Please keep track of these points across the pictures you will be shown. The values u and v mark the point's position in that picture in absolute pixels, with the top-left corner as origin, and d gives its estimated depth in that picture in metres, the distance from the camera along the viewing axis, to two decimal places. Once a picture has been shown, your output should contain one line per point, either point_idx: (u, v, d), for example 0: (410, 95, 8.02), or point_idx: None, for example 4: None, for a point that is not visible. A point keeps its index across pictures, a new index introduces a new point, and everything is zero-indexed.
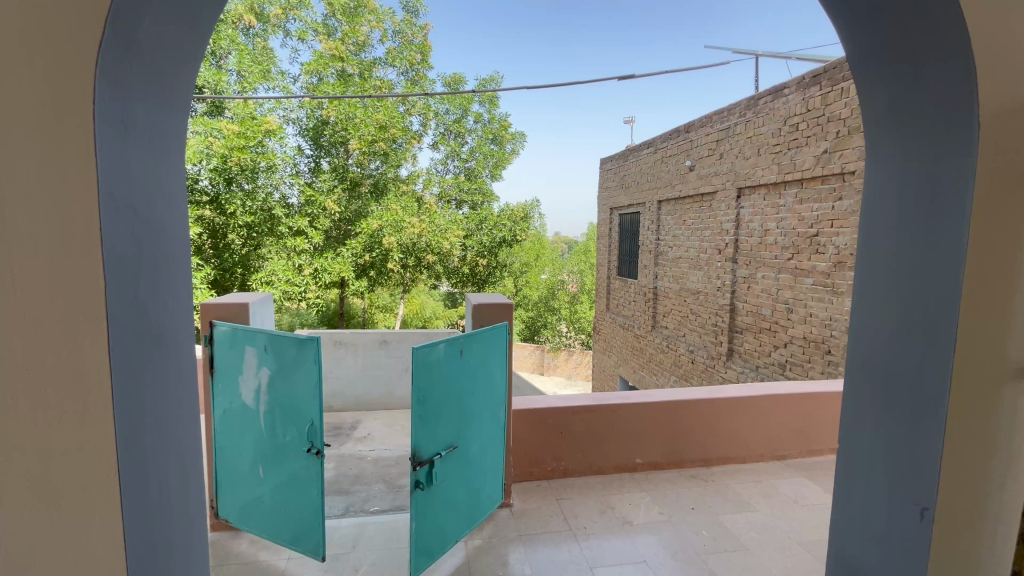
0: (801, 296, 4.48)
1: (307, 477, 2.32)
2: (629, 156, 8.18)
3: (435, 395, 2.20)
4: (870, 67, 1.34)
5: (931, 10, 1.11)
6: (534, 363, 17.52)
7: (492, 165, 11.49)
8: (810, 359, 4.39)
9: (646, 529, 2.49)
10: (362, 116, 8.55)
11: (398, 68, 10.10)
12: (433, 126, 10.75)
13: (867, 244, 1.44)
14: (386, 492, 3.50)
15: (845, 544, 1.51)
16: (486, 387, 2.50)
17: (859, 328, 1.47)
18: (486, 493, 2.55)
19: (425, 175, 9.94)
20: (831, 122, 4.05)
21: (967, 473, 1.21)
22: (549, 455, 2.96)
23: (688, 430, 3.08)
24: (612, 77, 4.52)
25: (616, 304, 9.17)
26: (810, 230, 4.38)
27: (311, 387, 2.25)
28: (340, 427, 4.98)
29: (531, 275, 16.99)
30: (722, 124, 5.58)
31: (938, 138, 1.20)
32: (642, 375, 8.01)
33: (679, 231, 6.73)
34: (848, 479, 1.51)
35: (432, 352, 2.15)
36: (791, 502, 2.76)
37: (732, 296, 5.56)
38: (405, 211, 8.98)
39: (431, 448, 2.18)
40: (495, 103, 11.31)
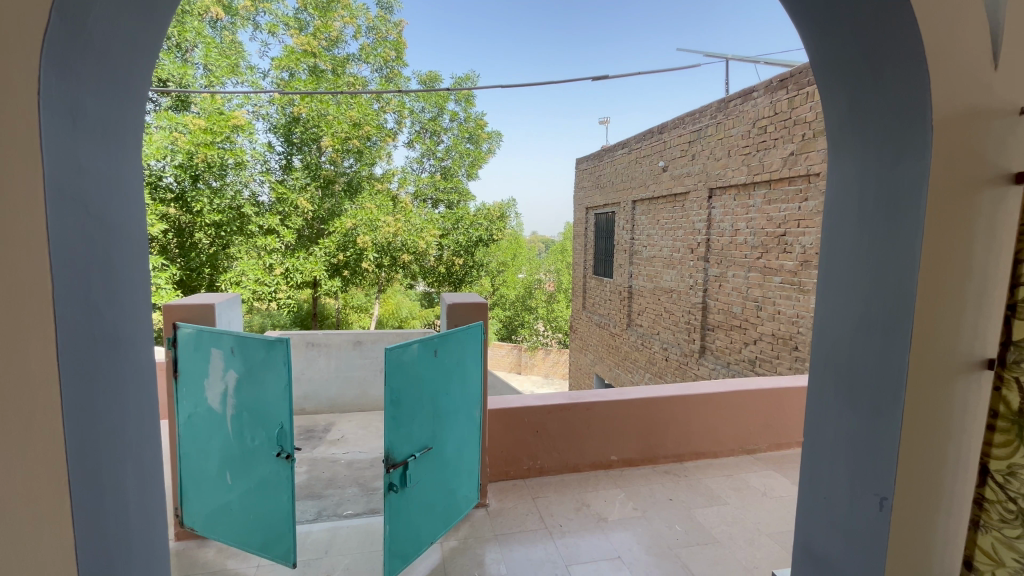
0: (770, 294, 4.60)
1: (276, 482, 2.25)
2: (604, 156, 8.27)
3: (409, 396, 2.17)
4: (831, 71, 1.38)
5: (888, 16, 1.15)
6: (511, 363, 17.56)
7: (468, 164, 11.45)
8: (778, 355, 4.52)
9: (621, 525, 2.52)
10: (335, 113, 8.40)
11: (372, 65, 9.98)
12: (408, 124, 10.66)
13: (830, 242, 1.48)
14: (360, 495, 3.44)
15: (810, 534, 1.55)
16: (461, 387, 2.49)
17: (823, 324, 1.51)
18: (462, 494, 2.53)
19: (400, 173, 9.87)
20: (798, 125, 4.18)
21: (923, 461, 1.26)
22: (524, 455, 2.96)
23: (662, 427, 3.13)
24: (587, 78, 4.56)
25: (592, 303, 9.27)
26: (778, 230, 4.50)
27: (280, 390, 2.19)
28: (312, 429, 4.88)
29: (509, 274, 17.04)
30: (694, 126, 5.70)
31: (895, 141, 1.25)
32: (618, 373, 8.11)
33: (653, 230, 6.84)
34: (813, 471, 1.55)
35: (405, 352, 2.12)
36: (761, 494, 2.84)
37: (704, 295, 5.68)
38: (380, 210, 8.86)
39: (404, 450, 2.15)
40: (470, 102, 11.28)
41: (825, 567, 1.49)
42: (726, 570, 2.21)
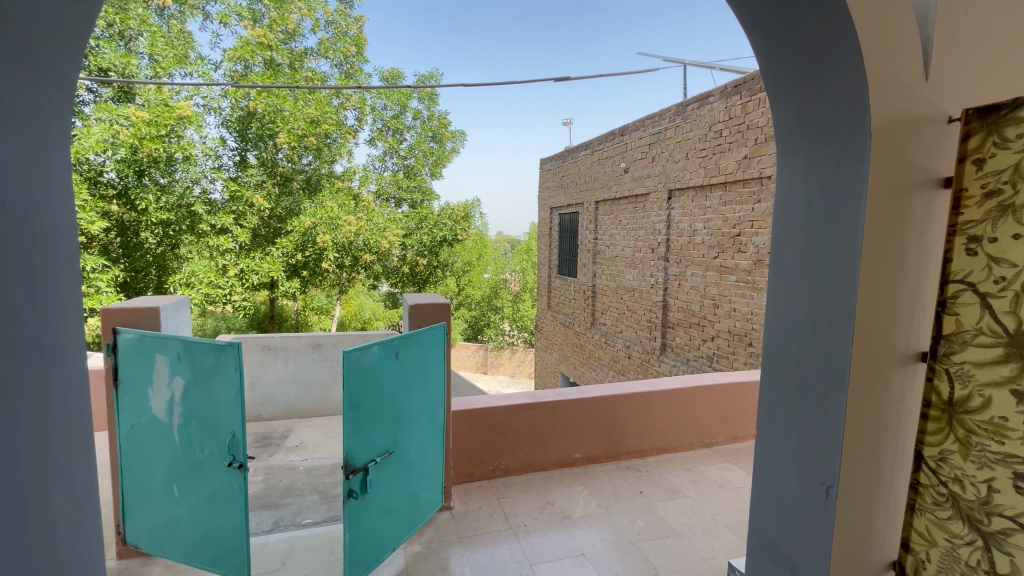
0: (726, 292, 4.77)
1: (228, 494, 2.15)
2: (567, 157, 8.36)
3: (369, 399, 2.11)
4: (779, 79, 1.44)
5: (831, 26, 1.20)
6: (478, 363, 17.52)
7: (431, 163, 11.34)
8: (733, 351, 4.68)
9: (585, 522, 2.55)
10: (292, 109, 8.12)
11: (331, 60, 9.76)
12: (370, 121, 10.51)
13: (780, 241, 1.54)
14: (320, 503, 3.34)
15: (763, 525, 1.61)
16: (423, 389, 2.45)
17: (773, 321, 1.57)
18: (425, 497, 2.49)
19: (361, 172, 9.87)
20: (751, 129, 4.35)
21: (865, 450, 1.33)
22: (489, 455, 2.95)
23: (624, 423, 3.19)
24: (549, 78, 4.60)
25: (557, 302, 9.36)
26: (733, 230, 4.66)
27: (232, 397, 2.09)
28: (269, 436, 4.70)
29: (475, 274, 16.96)
30: (654, 129, 5.83)
31: (838, 146, 1.31)
32: (582, 371, 8.20)
33: (616, 231, 6.97)
34: (765, 463, 1.61)
35: (364, 355, 2.07)
36: (718, 486, 2.93)
37: (664, 294, 5.83)
38: (340, 209, 8.65)
39: (364, 455, 2.10)
40: (434, 100, 11.19)
41: (777, 556, 1.54)
42: (685, 561, 2.27)
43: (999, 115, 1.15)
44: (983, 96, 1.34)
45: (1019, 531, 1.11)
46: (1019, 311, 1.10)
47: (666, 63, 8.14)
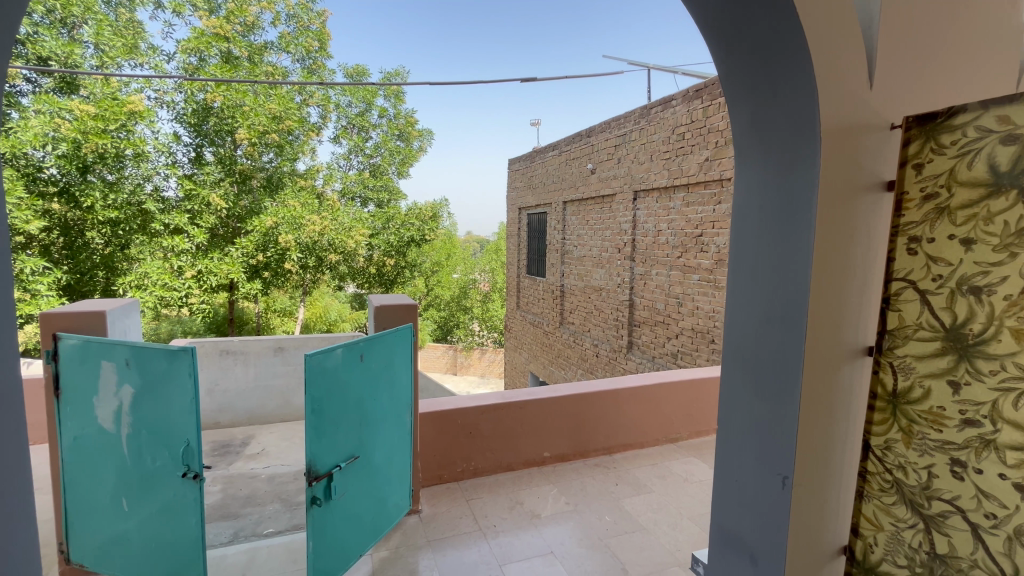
0: (689, 291, 4.90)
1: (182, 505, 2.05)
2: (535, 158, 8.41)
3: (332, 404, 2.05)
4: (736, 84, 1.48)
5: (784, 34, 1.25)
6: (447, 364, 17.40)
7: (398, 161, 11.20)
8: (697, 348, 4.81)
9: (554, 520, 2.56)
10: (252, 104, 7.83)
11: (293, 55, 9.53)
12: (334, 118, 10.29)
13: (737, 242, 1.59)
14: (283, 511, 3.23)
15: (723, 517, 1.65)
16: (390, 392, 2.41)
17: (731, 318, 1.62)
18: (392, 501, 2.45)
19: (326, 170, 9.65)
20: (711, 133, 4.48)
21: (817, 440, 1.39)
22: (458, 457, 2.92)
23: (592, 420, 3.22)
24: (515, 78, 4.63)
25: (526, 302, 9.39)
26: (695, 230, 4.79)
27: (186, 405, 2.00)
28: (228, 444, 4.52)
29: (443, 274, 16.87)
30: (620, 131, 5.93)
31: (791, 150, 1.36)
32: (551, 370, 8.26)
33: (583, 231, 7.05)
34: (724, 456, 1.65)
35: (328, 358, 2.01)
36: (683, 480, 3.00)
37: (631, 293, 5.94)
38: (304, 208, 8.42)
39: (328, 460, 2.04)
40: (400, 98, 11.05)
41: (738, 546, 1.59)
42: (652, 555, 2.32)
43: (936, 122, 1.22)
44: (921, 107, 1.42)
45: (956, 513, 1.19)
46: (955, 307, 1.18)
47: (630, 67, 8.30)
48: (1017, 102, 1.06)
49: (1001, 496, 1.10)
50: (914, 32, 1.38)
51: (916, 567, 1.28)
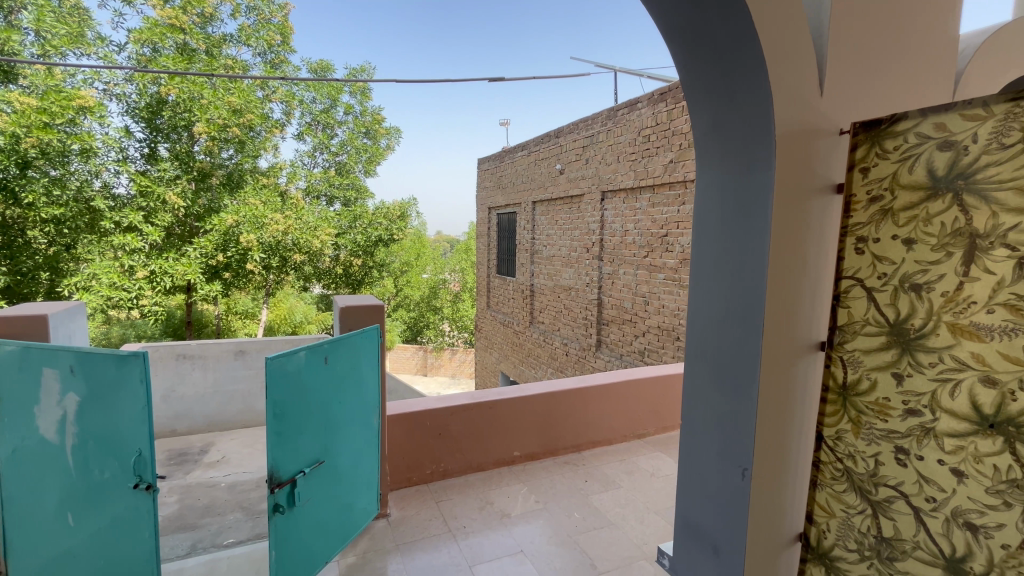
0: (655, 289, 5.01)
1: (133, 519, 1.95)
2: (505, 158, 8.42)
3: (294, 408, 1.99)
4: (696, 87, 1.52)
5: (741, 40, 1.30)
6: (418, 365, 17.17)
7: (365, 159, 11.02)
8: (663, 345, 4.92)
9: (523, 519, 2.57)
10: (210, 98, 7.52)
11: (254, 48, 9.25)
12: (298, 114, 10.02)
13: (698, 241, 1.63)
14: (245, 520, 3.12)
15: (687, 509, 1.69)
16: (356, 395, 2.36)
17: (693, 316, 1.66)
18: (359, 506, 2.40)
19: (289, 167, 9.38)
20: (675, 135, 4.59)
21: (774, 431, 1.45)
22: (427, 458, 2.89)
23: (561, 419, 3.25)
24: (483, 78, 4.63)
25: (496, 301, 9.40)
26: (661, 231, 4.90)
27: (136, 413, 1.90)
28: (186, 452, 4.33)
29: (412, 274, 16.69)
30: (587, 132, 6.00)
31: (749, 152, 1.41)
32: (522, 369, 8.29)
33: (552, 231, 7.11)
34: (688, 450, 1.70)
35: (290, 361, 1.95)
36: (650, 475, 3.07)
37: (599, 292, 6.02)
38: (266, 207, 8.15)
39: (291, 466, 1.99)
40: (366, 95, 10.87)
41: (701, 538, 1.64)
42: (619, 549, 2.36)
43: (880, 129, 1.29)
44: (867, 115, 1.50)
45: (900, 498, 1.25)
46: (898, 303, 1.24)
47: (598, 69, 8.43)
48: (953, 110, 1.13)
49: (941, 480, 1.17)
50: (860, 43, 1.45)
51: (865, 550, 1.35)
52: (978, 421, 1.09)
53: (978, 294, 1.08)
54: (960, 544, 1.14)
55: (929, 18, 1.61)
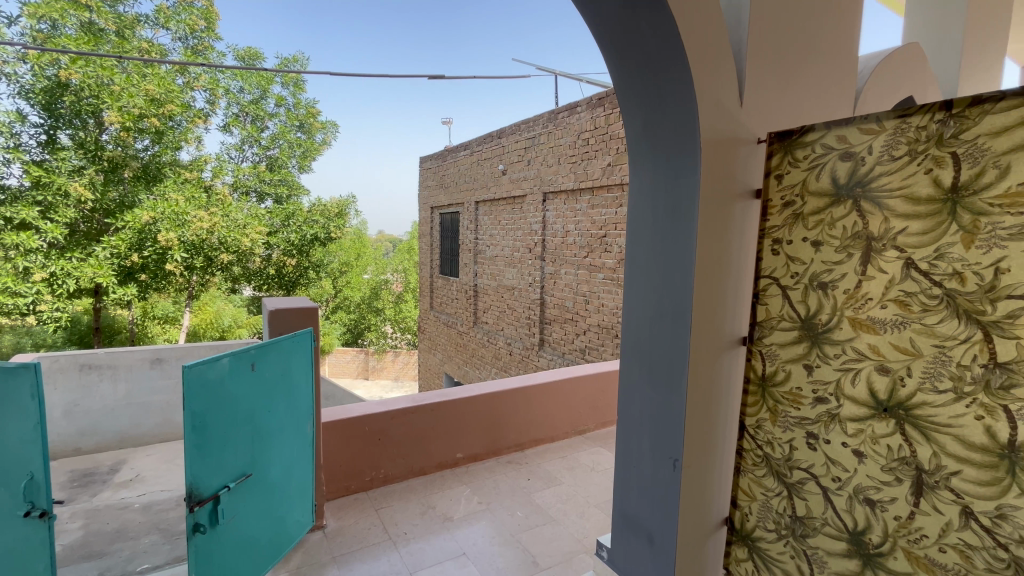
0: (595, 288, 5.15)
1: (26, 551, 1.72)
2: (447, 157, 8.33)
3: (217, 419, 1.85)
4: (629, 91, 1.56)
5: (669, 51, 1.35)
6: (358, 369, 16.65)
7: (299, 154, 10.57)
8: (603, 343, 5.07)
9: (466, 522, 2.55)
10: (123, 84, 6.93)
11: (173, 32, 8.61)
12: (224, 105, 9.38)
13: (632, 242, 1.67)
14: (162, 543, 2.87)
15: (624, 503, 1.74)
16: (287, 402, 2.24)
17: (629, 315, 1.71)
18: (292, 519, 2.27)
19: (216, 161, 8.69)
20: (613, 139, 4.74)
21: (701, 422, 1.52)
22: (367, 465, 2.80)
23: (504, 419, 3.26)
24: (423, 75, 4.57)
25: (439, 302, 9.29)
26: (600, 232, 5.05)
27: (27, 433, 1.68)
28: (93, 472, 3.92)
29: (352, 275, 16.16)
30: (529, 133, 6.06)
31: (677, 158, 1.47)
32: (466, 370, 8.24)
33: (495, 231, 7.13)
34: (625, 444, 1.74)
35: (211, 369, 1.81)
36: (590, 470, 3.15)
37: (541, 291, 6.10)
38: (188, 202, 7.56)
39: (214, 482, 1.84)
40: (300, 87, 10.40)
41: (636, 529, 1.69)
42: (560, 545, 2.40)
43: (791, 139, 1.39)
44: (781, 125, 1.62)
45: (811, 479, 1.36)
46: (807, 300, 1.35)
47: (539, 72, 8.55)
48: (852, 124, 1.24)
49: (844, 461, 1.28)
50: (775, 58, 1.56)
51: (781, 529, 1.46)
52: (875, 406, 1.21)
53: (873, 291, 1.20)
54: (861, 518, 1.26)
55: (833, 39, 1.76)
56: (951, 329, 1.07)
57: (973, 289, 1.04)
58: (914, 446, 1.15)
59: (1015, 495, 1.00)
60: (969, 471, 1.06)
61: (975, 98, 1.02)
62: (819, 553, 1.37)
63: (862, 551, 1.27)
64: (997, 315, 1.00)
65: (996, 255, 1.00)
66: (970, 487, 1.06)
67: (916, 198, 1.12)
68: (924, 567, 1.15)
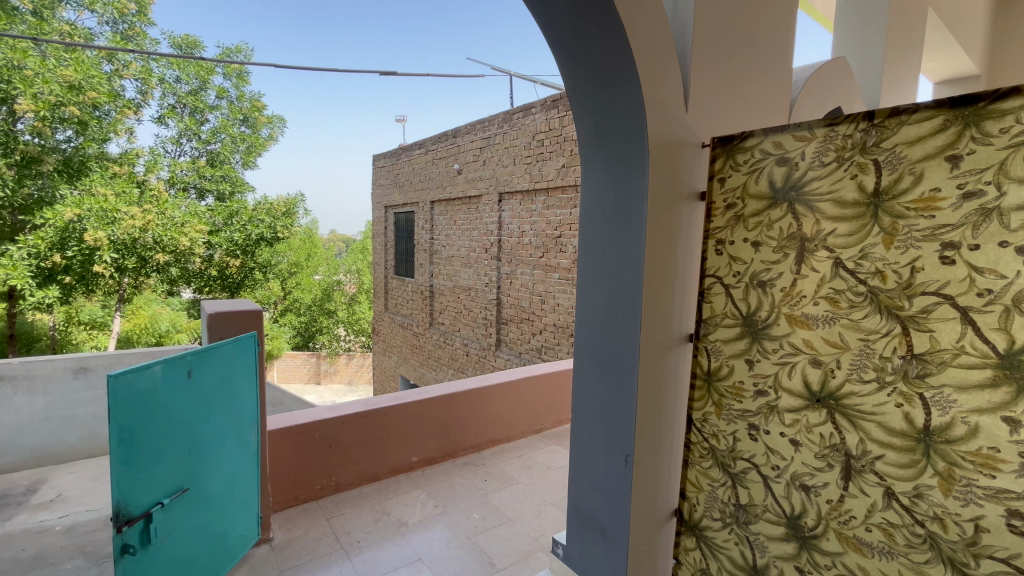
0: (551, 288, 5.22)
1: None
2: (401, 155, 8.19)
3: (149, 432, 1.73)
4: (581, 94, 1.58)
5: (617, 56, 1.38)
6: (309, 373, 16.04)
7: (243, 150, 10.08)
8: (558, 342, 5.13)
9: (422, 526, 2.51)
10: (38, 68, 6.35)
11: (99, 14, 8.02)
12: (158, 95, 8.79)
13: (585, 243, 1.70)
14: (87, 567, 2.65)
15: (579, 499, 1.76)
16: (229, 411, 2.12)
17: (582, 315, 1.73)
18: (234, 535, 2.15)
19: (150, 154, 8.19)
20: (567, 141, 4.81)
21: (651, 417, 1.56)
22: (317, 473, 2.69)
23: (460, 421, 3.24)
24: (375, 72, 4.47)
25: (394, 303, 9.11)
26: (554, 232, 5.11)
27: None
28: (5, 494, 3.56)
29: (302, 276, 15.53)
30: (484, 133, 6.05)
31: (625, 160, 1.51)
32: (422, 372, 8.11)
33: (451, 231, 7.07)
34: (579, 441, 1.77)
35: (142, 378, 1.69)
36: (546, 468, 3.18)
37: (497, 292, 6.10)
38: (118, 198, 7.05)
39: (145, 499, 1.72)
40: (243, 79, 9.93)
41: (590, 524, 1.72)
42: (517, 544, 2.40)
43: (733, 144, 1.46)
44: (722, 130, 1.69)
45: (753, 469, 1.43)
46: (748, 298, 1.42)
47: (494, 72, 8.56)
48: (787, 131, 1.31)
49: (782, 450, 1.35)
50: (717, 66, 1.63)
51: (726, 517, 1.53)
52: (809, 397, 1.29)
53: (807, 289, 1.27)
54: (797, 504, 1.34)
55: (769, 50, 1.86)
56: (875, 323, 1.15)
57: (893, 286, 1.12)
58: (843, 433, 1.22)
59: (930, 475, 1.09)
60: (891, 455, 1.14)
61: (895, 109, 1.10)
62: (760, 538, 1.44)
63: (798, 535, 1.34)
64: (914, 310, 1.09)
65: (912, 255, 1.09)
66: (892, 470, 1.15)
67: (843, 202, 1.20)
68: (853, 547, 1.23)
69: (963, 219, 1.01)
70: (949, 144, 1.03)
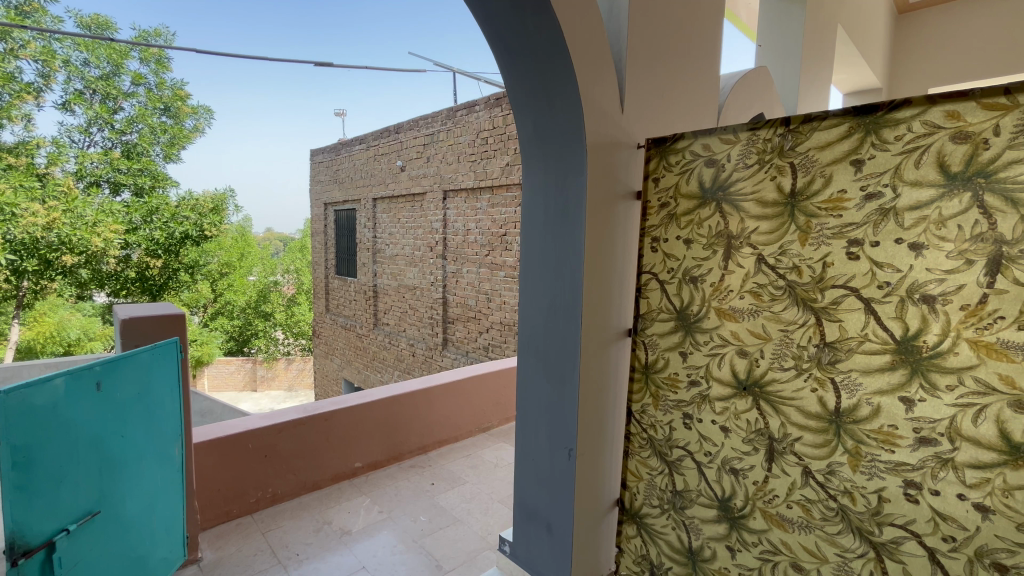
0: (497, 287, 5.23)
1: None
2: (341, 150, 7.90)
3: (49, 453, 1.56)
4: (521, 93, 1.58)
5: (554, 57, 1.39)
6: (245, 380, 15.10)
7: (164, 141, 9.25)
8: (505, 340, 5.15)
9: (366, 533, 2.43)
10: None
11: None
12: (62, 78, 7.97)
13: (526, 241, 1.70)
14: None
15: (525, 495, 1.77)
16: (147, 425, 1.95)
17: (525, 312, 1.73)
18: (157, 557, 1.99)
19: (53, 144, 7.44)
20: (510, 140, 4.82)
21: (593, 410, 1.60)
22: (252, 485, 2.54)
23: (405, 423, 3.16)
24: (310, 62, 4.27)
25: (336, 304, 8.78)
26: (500, 230, 5.11)
27: None
28: None
29: (235, 277, 14.58)
30: (427, 130, 5.95)
31: (564, 160, 1.53)
32: (367, 374, 7.88)
33: (395, 229, 6.90)
34: (524, 437, 1.77)
35: (39, 393, 1.52)
36: (494, 466, 3.18)
37: (443, 290, 6.02)
38: (16, 192, 6.33)
39: (48, 526, 1.55)
40: (163, 65, 9.15)
41: (536, 519, 1.73)
42: (464, 545, 2.39)
43: (666, 145, 1.52)
44: (656, 132, 1.76)
45: (688, 456, 1.50)
46: (681, 293, 1.48)
47: (438, 67, 8.43)
48: (714, 134, 1.38)
49: (713, 437, 1.43)
50: (650, 70, 1.69)
51: (663, 504, 1.59)
52: (736, 385, 1.36)
53: (733, 283, 1.35)
54: (727, 486, 1.41)
55: (699, 55, 1.95)
56: (792, 315, 1.24)
57: (807, 280, 1.21)
58: (767, 418, 1.31)
59: (840, 453, 1.19)
60: (807, 436, 1.24)
61: (806, 116, 1.19)
62: (695, 521, 1.51)
63: (728, 515, 1.42)
64: (825, 302, 1.18)
65: (823, 251, 1.18)
66: (809, 450, 1.24)
67: (764, 202, 1.28)
68: (776, 524, 1.32)
69: (866, 219, 1.11)
70: (853, 149, 1.13)
